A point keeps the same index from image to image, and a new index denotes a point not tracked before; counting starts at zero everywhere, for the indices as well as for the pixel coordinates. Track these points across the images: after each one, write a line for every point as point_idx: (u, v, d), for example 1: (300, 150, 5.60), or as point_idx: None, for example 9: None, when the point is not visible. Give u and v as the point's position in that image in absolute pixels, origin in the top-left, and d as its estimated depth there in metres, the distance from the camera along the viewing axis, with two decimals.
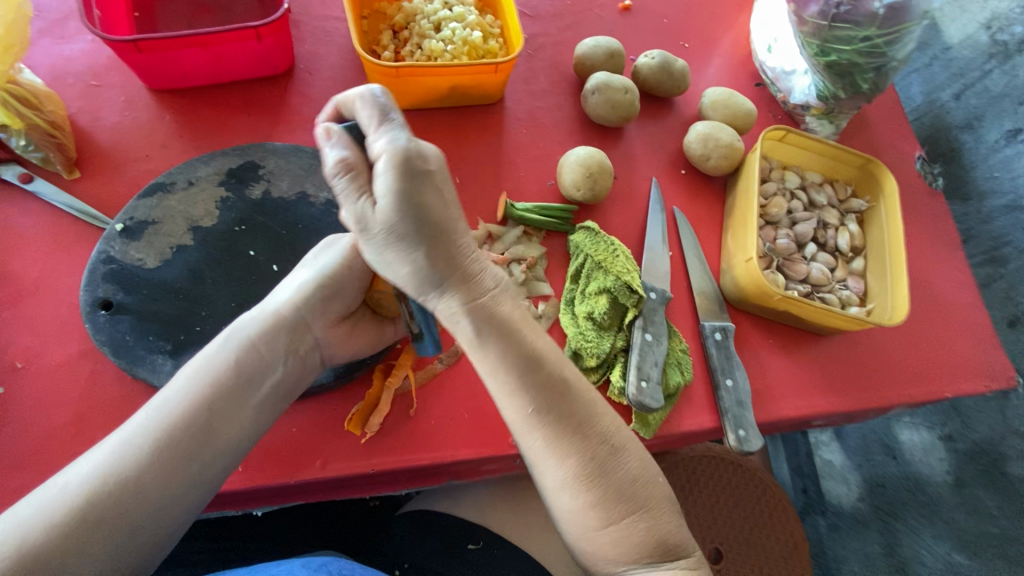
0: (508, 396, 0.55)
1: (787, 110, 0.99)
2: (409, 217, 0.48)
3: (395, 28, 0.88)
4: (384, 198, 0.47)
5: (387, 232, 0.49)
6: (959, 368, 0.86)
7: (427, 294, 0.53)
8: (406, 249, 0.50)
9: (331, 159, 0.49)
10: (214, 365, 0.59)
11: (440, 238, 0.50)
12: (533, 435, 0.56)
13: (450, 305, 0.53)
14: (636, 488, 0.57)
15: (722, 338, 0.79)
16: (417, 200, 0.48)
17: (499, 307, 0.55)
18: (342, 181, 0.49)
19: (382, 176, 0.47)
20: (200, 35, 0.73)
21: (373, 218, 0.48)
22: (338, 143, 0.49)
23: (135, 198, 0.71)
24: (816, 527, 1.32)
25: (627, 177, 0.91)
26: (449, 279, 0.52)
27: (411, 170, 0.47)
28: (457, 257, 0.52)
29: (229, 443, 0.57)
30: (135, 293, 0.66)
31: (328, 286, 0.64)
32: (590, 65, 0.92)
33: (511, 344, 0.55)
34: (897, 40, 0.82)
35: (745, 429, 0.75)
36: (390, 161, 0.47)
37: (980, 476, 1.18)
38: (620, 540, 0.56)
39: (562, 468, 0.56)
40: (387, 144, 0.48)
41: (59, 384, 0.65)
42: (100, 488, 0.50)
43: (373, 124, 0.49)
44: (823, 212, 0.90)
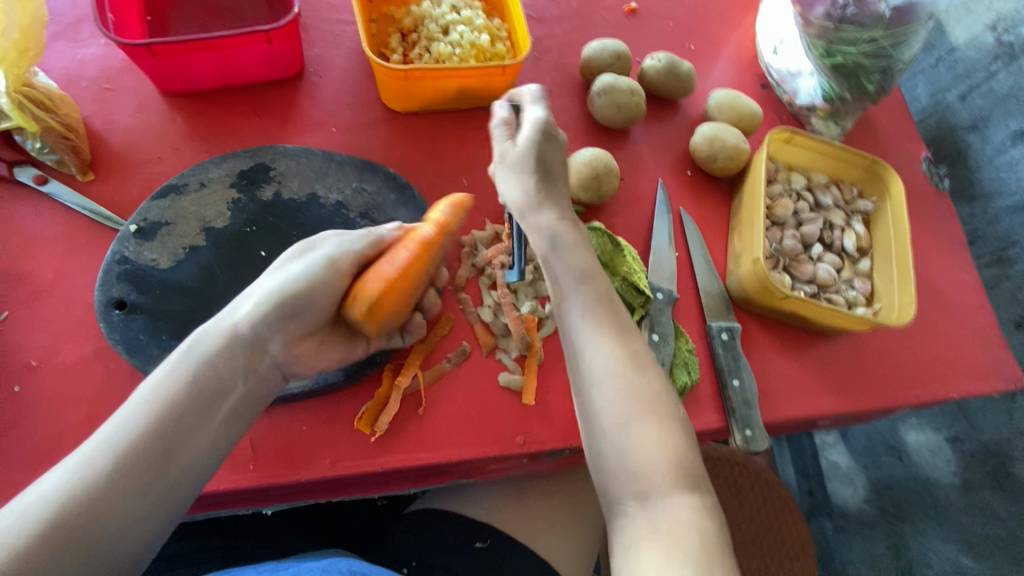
0: (567, 285, 0.61)
1: (793, 112, 1.00)
2: (533, 158, 0.64)
3: (403, 31, 0.89)
4: (522, 143, 0.64)
5: (517, 162, 0.65)
6: (966, 369, 0.86)
7: (528, 208, 0.65)
8: (525, 176, 0.65)
9: (500, 113, 0.68)
10: (171, 379, 0.52)
11: (551, 178, 0.66)
12: (583, 318, 0.58)
13: (545, 218, 0.64)
14: (667, 404, 0.54)
15: (729, 338, 0.80)
16: (543, 152, 0.65)
17: (573, 232, 0.65)
18: (500, 130, 0.67)
19: (526, 129, 0.65)
20: (212, 39, 0.74)
21: (510, 154, 0.65)
22: (507, 108, 0.68)
23: (149, 200, 0.72)
24: (822, 529, 1.37)
25: (633, 178, 0.91)
26: (548, 200, 0.65)
27: (546, 134, 0.65)
28: (558, 192, 0.67)
29: (191, 463, 0.50)
30: (149, 293, 0.67)
31: (293, 303, 0.59)
32: (596, 67, 0.93)
33: (577, 257, 0.62)
34: (903, 42, 0.82)
35: (752, 429, 0.76)
36: (538, 121, 0.64)
37: (987, 478, 1.15)
38: (645, 445, 0.51)
39: (606, 359, 0.55)
40: (534, 113, 0.65)
41: (74, 383, 0.66)
42: (53, 518, 0.43)
43: (533, 101, 0.67)
44: (829, 213, 0.91)
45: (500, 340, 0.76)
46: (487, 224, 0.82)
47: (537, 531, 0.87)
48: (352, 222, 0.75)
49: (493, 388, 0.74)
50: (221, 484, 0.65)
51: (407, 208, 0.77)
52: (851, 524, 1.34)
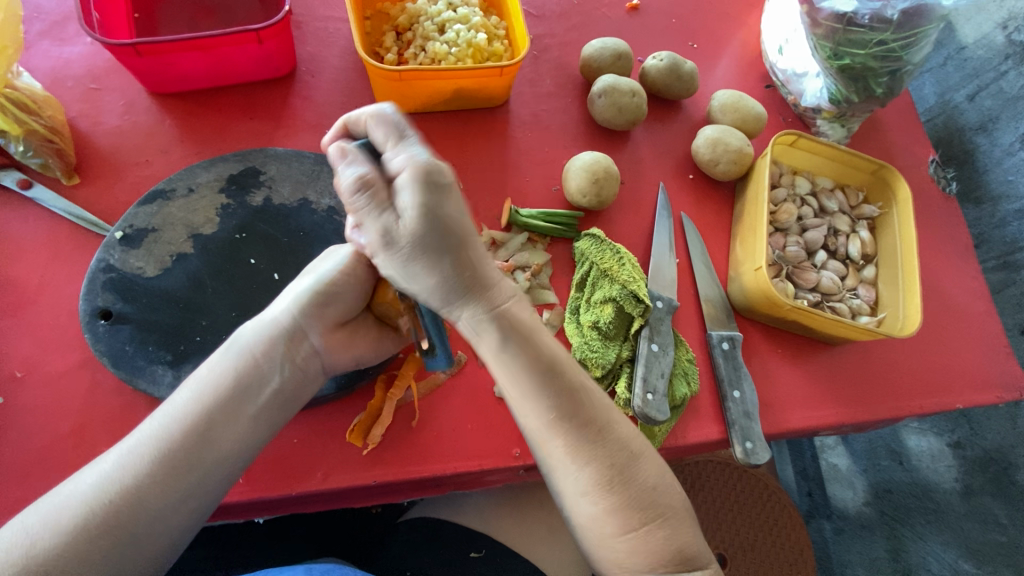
0: (522, 401, 0.51)
1: (798, 113, 0.97)
2: (429, 228, 0.43)
3: (398, 29, 0.87)
4: (407, 212, 0.42)
5: (409, 247, 0.43)
6: (971, 379, 0.85)
7: (449, 306, 0.49)
8: (431, 264, 0.45)
9: (347, 175, 0.43)
10: (212, 376, 0.54)
11: (444, 235, 0.44)
12: (552, 440, 0.51)
13: (475, 316, 0.49)
14: (658, 494, 0.52)
15: (730, 348, 0.78)
16: (439, 218, 0.43)
17: (517, 314, 0.51)
18: (360, 199, 0.42)
19: (404, 190, 0.42)
20: (199, 39, 0.72)
21: (394, 232, 0.43)
22: (355, 160, 0.43)
23: (135, 205, 0.70)
24: (822, 530, 1.28)
25: (633, 182, 0.89)
26: (472, 288, 0.48)
27: (433, 182, 0.42)
28: (481, 267, 0.48)
29: (225, 456, 0.52)
30: (135, 303, 0.66)
31: (328, 295, 0.58)
32: (596, 67, 0.90)
33: (532, 354, 0.51)
34: (913, 44, 0.80)
35: (752, 442, 0.74)
36: (411, 173, 0.42)
37: (988, 484, 1.17)
38: (638, 548, 0.50)
39: (580, 475, 0.51)
40: (408, 159, 0.42)
41: (60, 393, 0.65)
42: (102, 498, 0.47)
43: (391, 137, 0.45)
44: (834, 218, 0.89)
45: None
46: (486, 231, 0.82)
47: (532, 537, 0.87)
48: (344, 228, 0.73)
49: (489, 399, 0.72)
50: None
51: None
52: (850, 526, 1.28)
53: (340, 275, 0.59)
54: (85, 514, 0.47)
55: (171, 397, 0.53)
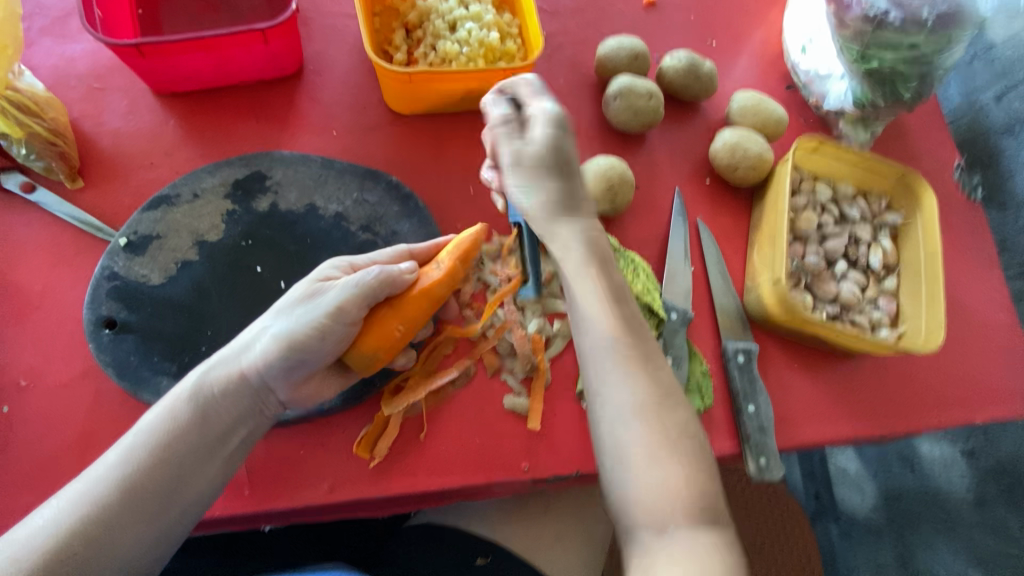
0: (594, 315, 0.53)
1: (819, 115, 0.94)
2: (552, 158, 0.54)
3: (408, 27, 0.84)
4: (538, 140, 0.54)
5: (532, 167, 0.54)
6: (991, 393, 0.83)
7: (553, 221, 0.54)
8: (541, 182, 0.55)
9: (496, 112, 0.58)
10: (175, 418, 0.54)
11: (563, 159, 0.55)
12: (607, 355, 0.52)
13: (568, 234, 0.54)
14: (689, 439, 0.50)
15: (745, 360, 0.76)
16: (562, 146, 0.55)
17: (601, 243, 0.55)
18: (503, 129, 0.57)
19: (538, 125, 0.55)
20: (204, 39, 0.69)
21: (522, 155, 0.55)
22: (504, 103, 0.58)
23: (139, 211, 0.68)
24: (827, 534, 1.28)
25: (648, 186, 0.87)
26: (570, 206, 0.55)
27: (563, 127, 0.55)
28: (581, 199, 0.56)
29: (192, 499, 0.53)
30: (139, 311, 0.65)
31: (298, 354, 0.58)
32: (612, 67, 0.87)
33: (607, 277, 0.54)
34: (947, 48, 0.76)
35: (767, 458, 0.72)
36: (549, 117, 0.55)
37: (1003, 495, 1.13)
38: (672, 482, 0.48)
39: (632, 396, 0.51)
40: (543, 108, 0.56)
41: (63, 403, 0.64)
42: (68, 539, 0.47)
43: (532, 93, 0.58)
44: (855, 227, 0.86)
45: (505, 361, 0.73)
46: (495, 237, 0.78)
47: (538, 545, 0.86)
48: (352, 235, 0.71)
49: (498, 412, 0.71)
50: (215, 510, 0.63)
51: (409, 221, 0.73)
52: (857, 530, 1.27)
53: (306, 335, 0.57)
54: (51, 546, 0.47)
55: (132, 436, 0.53)
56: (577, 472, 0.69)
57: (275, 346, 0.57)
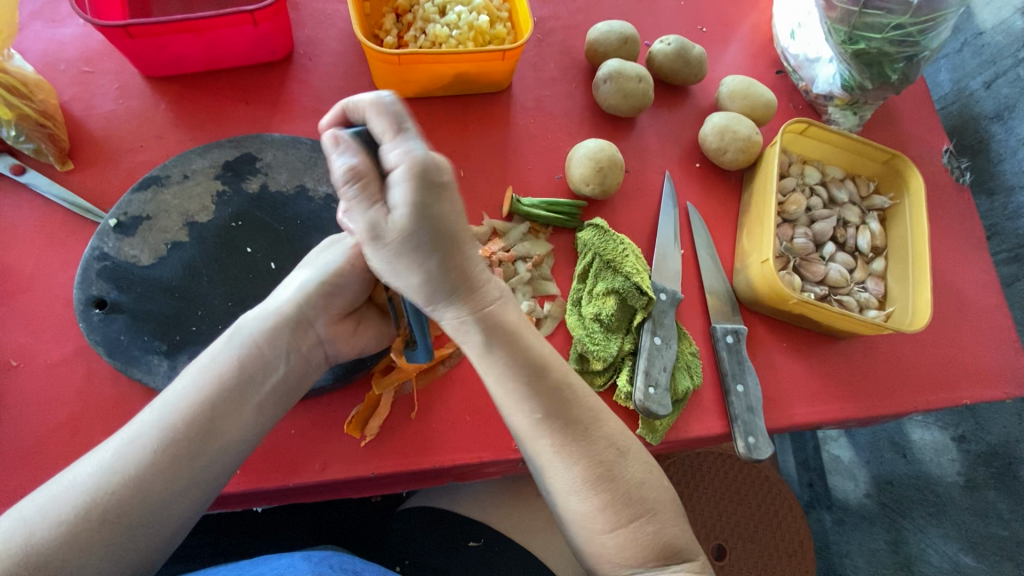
0: (515, 402, 0.54)
1: (809, 100, 0.94)
2: (422, 229, 0.44)
3: (398, 11, 0.84)
4: (400, 209, 0.43)
5: (399, 244, 0.44)
6: (979, 374, 0.83)
7: (437, 303, 0.50)
8: (419, 261, 0.46)
9: (339, 166, 0.43)
10: (216, 364, 0.55)
11: (439, 226, 0.45)
12: (539, 439, 0.53)
13: (460, 317, 0.51)
14: (642, 491, 0.54)
15: (734, 341, 0.77)
16: (433, 210, 0.44)
17: (505, 316, 0.53)
18: (350, 191, 0.43)
19: (396, 187, 0.43)
20: (193, 20, 0.70)
21: (384, 229, 0.44)
22: (349, 150, 0.43)
23: (129, 192, 0.69)
24: (820, 521, 1.33)
25: (638, 170, 0.87)
26: (457, 287, 0.49)
27: (429, 192, 0.43)
28: (465, 269, 0.49)
29: (230, 442, 0.53)
30: (130, 292, 0.65)
31: (332, 286, 0.61)
32: (602, 52, 0.88)
33: (521, 355, 0.53)
34: (931, 28, 0.77)
35: (755, 436, 0.73)
36: (405, 175, 0.42)
37: (992, 479, 1.10)
38: (628, 544, 0.52)
39: (569, 473, 0.53)
40: (404, 154, 0.42)
41: (56, 382, 0.64)
42: (107, 488, 0.47)
43: (392, 130, 0.44)
44: (843, 209, 0.87)
45: None
46: (486, 220, 0.80)
47: (532, 529, 0.86)
48: None
49: (489, 392, 0.71)
50: None
51: None
52: (850, 517, 1.29)
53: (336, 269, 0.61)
54: (84, 503, 0.47)
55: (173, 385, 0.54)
56: None
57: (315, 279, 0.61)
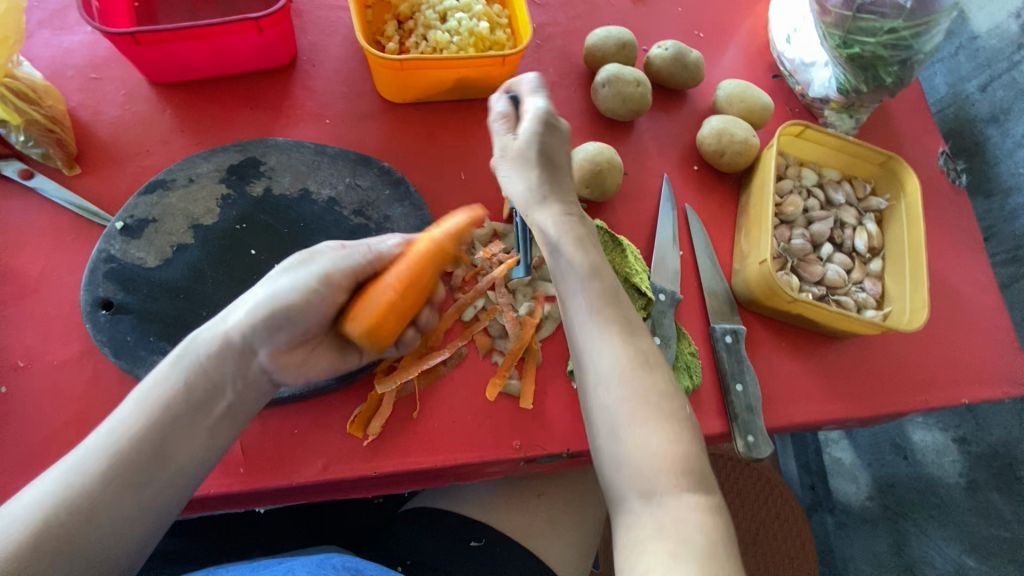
0: (575, 284, 0.57)
1: (806, 103, 0.96)
2: (535, 147, 0.60)
3: (399, 18, 0.86)
4: (522, 133, 0.59)
5: (516, 158, 0.61)
6: (978, 373, 0.84)
7: (532, 205, 0.61)
8: (525, 173, 0.61)
9: (499, 107, 0.64)
10: (160, 389, 0.53)
11: (547, 152, 0.60)
12: (589, 324, 0.56)
13: (547, 216, 0.60)
14: (664, 399, 0.52)
15: (733, 341, 0.78)
16: (548, 136, 0.60)
17: (584, 227, 0.60)
18: (498, 123, 0.63)
19: (524, 121, 0.60)
20: (198, 27, 0.71)
21: (508, 148, 0.61)
22: (503, 100, 0.64)
23: (136, 196, 0.70)
24: (823, 524, 1.34)
25: (637, 172, 0.88)
26: (547, 194, 0.61)
27: (547, 129, 0.60)
28: (563, 186, 0.62)
29: (179, 470, 0.52)
30: (136, 293, 0.66)
31: (285, 315, 0.56)
32: (600, 56, 0.89)
33: (585, 253, 0.59)
34: (924, 32, 0.78)
35: (754, 435, 0.73)
36: (537, 115, 0.60)
37: (994, 479, 1.10)
38: (651, 449, 0.49)
39: (610, 359, 0.53)
40: (535, 103, 0.60)
41: (62, 382, 0.65)
42: (54, 516, 0.46)
43: (530, 90, 0.62)
44: (840, 211, 0.87)
45: (497, 342, 0.74)
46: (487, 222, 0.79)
47: (533, 530, 0.86)
48: (345, 219, 0.73)
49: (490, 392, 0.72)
50: (210, 488, 0.64)
51: (401, 205, 0.74)
52: (852, 520, 1.30)
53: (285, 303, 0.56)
54: (31, 534, 0.45)
55: (119, 410, 0.52)
56: (568, 450, 0.71)
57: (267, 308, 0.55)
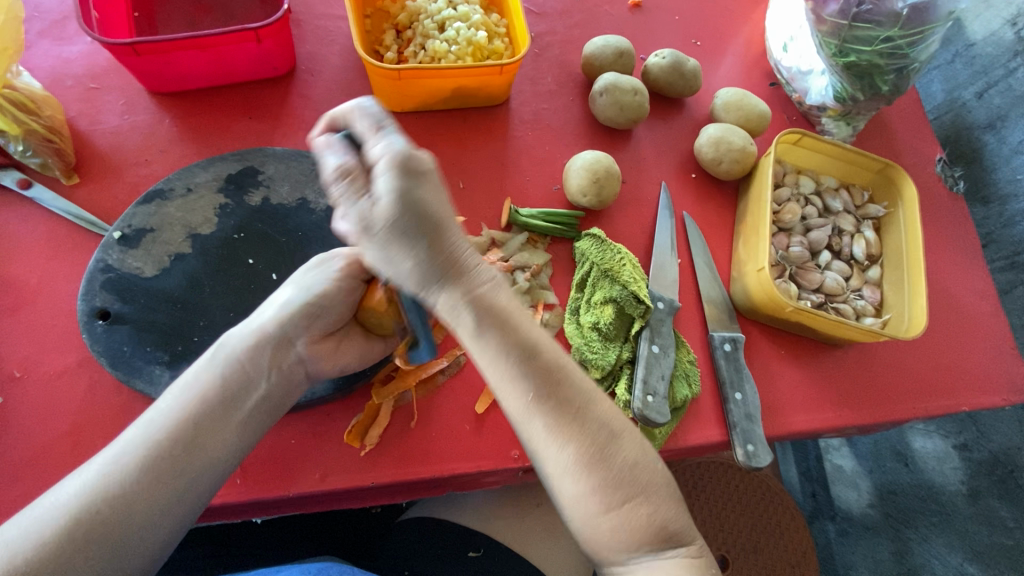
0: (507, 382, 0.51)
1: (803, 111, 0.96)
2: (409, 214, 0.47)
3: (398, 28, 0.86)
4: (384, 196, 0.46)
5: (389, 231, 0.47)
6: (978, 380, 0.84)
7: (431, 288, 0.51)
8: (409, 248, 0.49)
9: (332, 163, 0.48)
10: (197, 382, 0.54)
11: (423, 213, 0.48)
12: (534, 420, 0.50)
13: (450, 300, 0.51)
14: (636, 472, 0.50)
15: (731, 349, 0.78)
16: (416, 196, 0.47)
17: (497, 299, 0.52)
18: (341, 185, 0.48)
19: (382, 177, 0.46)
20: (198, 38, 0.71)
21: (375, 216, 0.47)
22: (338, 150, 0.49)
23: (134, 205, 0.70)
24: (824, 532, 1.29)
25: (635, 180, 0.88)
26: (447, 271, 0.50)
27: (413, 186, 0.47)
28: (456, 252, 0.51)
29: (212, 460, 0.52)
30: (133, 303, 0.66)
31: (316, 305, 0.60)
32: (598, 65, 0.89)
33: (509, 334, 0.51)
34: (920, 41, 0.79)
35: (754, 444, 0.73)
36: (388, 166, 0.46)
37: (995, 486, 1.11)
38: (622, 527, 0.49)
39: (562, 453, 0.49)
40: (386, 147, 0.47)
41: (58, 393, 0.65)
42: (90, 505, 0.46)
43: (371, 129, 0.49)
44: (838, 218, 0.88)
45: None
46: (485, 230, 0.81)
47: (532, 539, 0.86)
48: None
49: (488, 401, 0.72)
50: None
51: None
52: (854, 528, 1.26)
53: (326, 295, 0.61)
54: (69, 524, 0.45)
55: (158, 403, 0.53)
56: None
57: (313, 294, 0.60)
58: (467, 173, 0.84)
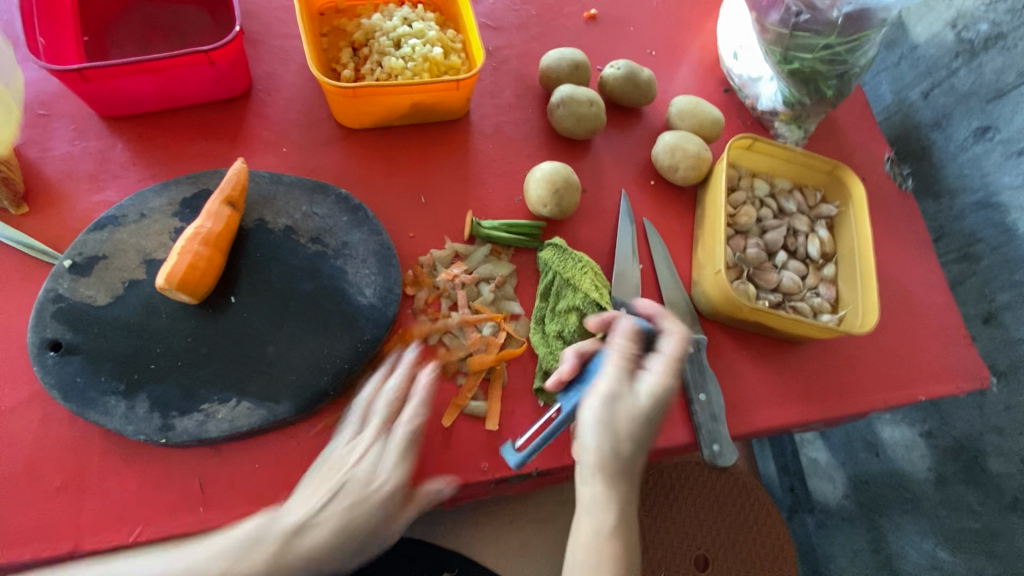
0: (589, 570, 0.63)
1: (756, 116, 0.99)
2: (650, 413, 0.63)
3: (354, 46, 0.87)
4: (642, 395, 0.62)
5: (621, 416, 0.62)
6: (932, 371, 0.87)
7: (597, 469, 0.63)
8: (622, 431, 0.62)
9: (622, 348, 0.65)
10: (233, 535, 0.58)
11: (622, 444, 0.62)
12: None
13: (606, 488, 0.63)
14: None
15: (694, 351, 0.78)
16: (613, 421, 0.62)
17: (629, 513, 0.65)
18: (619, 364, 0.64)
19: (650, 377, 0.63)
20: (148, 62, 0.71)
21: (620, 400, 0.62)
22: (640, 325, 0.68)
23: (85, 233, 0.69)
24: (804, 525, 1.37)
25: (595, 190, 0.90)
26: (623, 470, 0.64)
27: (621, 423, 0.62)
28: (636, 464, 0.65)
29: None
30: (86, 332, 0.64)
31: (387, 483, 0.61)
32: (554, 78, 0.91)
33: (621, 548, 0.64)
34: (857, 47, 0.82)
35: (719, 444, 0.75)
36: (600, 394, 0.62)
37: (961, 472, 1.08)
38: None
39: None
40: (670, 369, 0.64)
41: (10, 428, 0.63)
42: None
43: (667, 346, 0.65)
44: (793, 219, 0.90)
45: (462, 365, 0.74)
46: (447, 244, 0.80)
47: (507, 553, 0.86)
48: (302, 247, 0.73)
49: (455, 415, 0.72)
50: (167, 530, 0.62)
51: (360, 232, 0.75)
52: (831, 519, 1.32)
53: (368, 485, 0.61)
54: None
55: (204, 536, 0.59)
56: (537, 469, 0.71)
57: (375, 475, 0.61)
58: (428, 187, 0.84)
